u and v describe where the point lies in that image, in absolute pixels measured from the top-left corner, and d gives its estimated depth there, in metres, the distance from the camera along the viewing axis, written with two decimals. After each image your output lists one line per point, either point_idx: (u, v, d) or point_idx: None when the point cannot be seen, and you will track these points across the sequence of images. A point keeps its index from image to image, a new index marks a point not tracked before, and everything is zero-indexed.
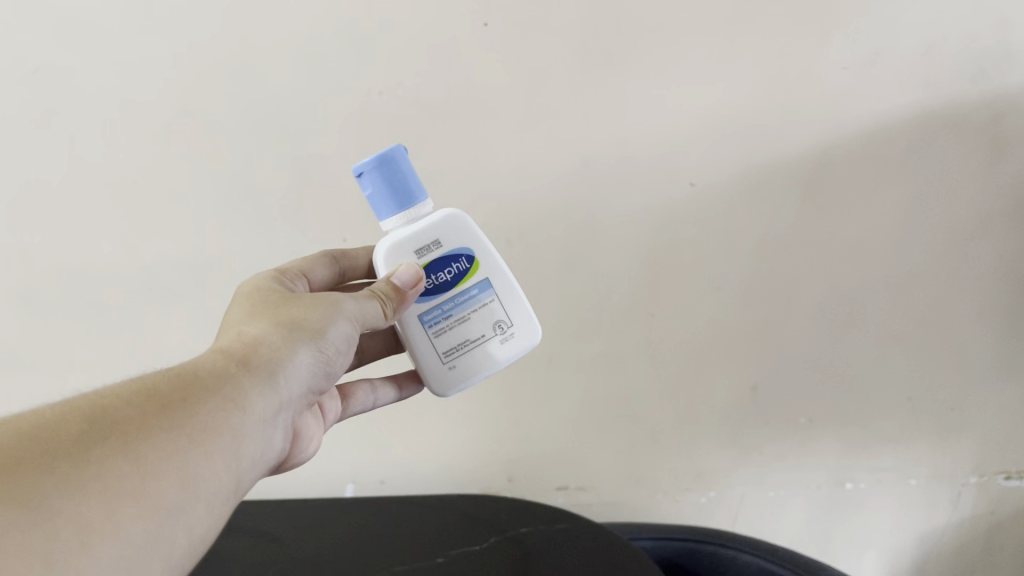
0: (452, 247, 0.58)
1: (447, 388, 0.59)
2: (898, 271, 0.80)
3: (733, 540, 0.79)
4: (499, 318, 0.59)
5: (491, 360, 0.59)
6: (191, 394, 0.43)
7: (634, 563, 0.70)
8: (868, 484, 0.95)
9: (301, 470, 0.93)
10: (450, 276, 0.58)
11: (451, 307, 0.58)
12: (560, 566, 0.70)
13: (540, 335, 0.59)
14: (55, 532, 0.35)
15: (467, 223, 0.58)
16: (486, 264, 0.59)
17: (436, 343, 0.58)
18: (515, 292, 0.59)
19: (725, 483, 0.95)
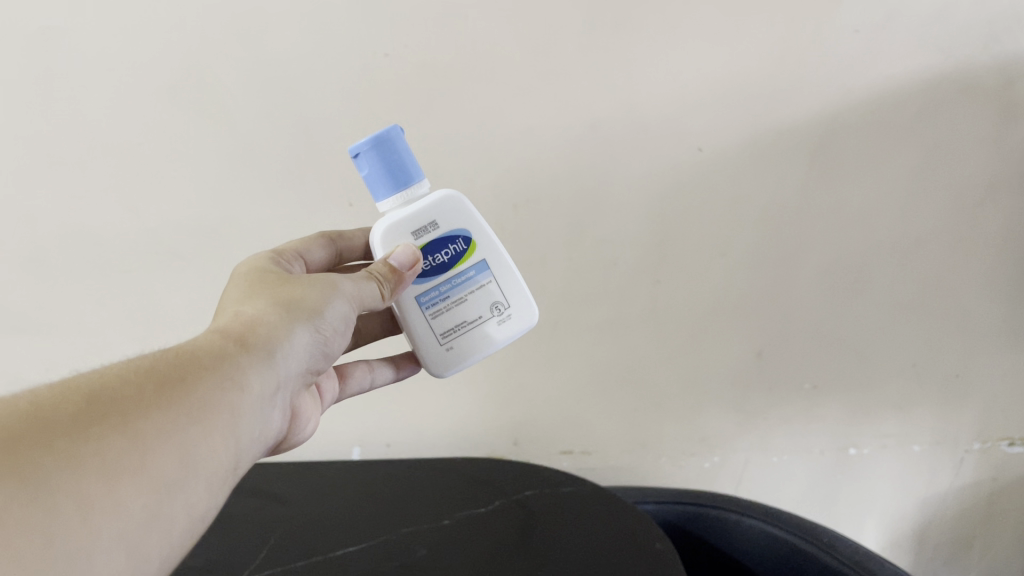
0: (449, 229, 0.57)
1: (445, 369, 0.59)
2: (905, 237, 0.79)
3: (737, 504, 0.80)
4: (496, 299, 0.59)
5: (490, 340, 0.59)
6: (188, 374, 0.42)
7: (638, 528, 0.70)
8: (871, 450, 0.96)
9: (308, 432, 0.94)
10: (448, 258, 0.58)
11: (448, 290, 0.58)
12: (565, 529, 0.71)
13: (537, 316, 0.60)
14: (57, 503, 0.33)
15: (464, 204, 0.58)
16: (484, 245, 0.58)
17: (433, 325, 0.59)
18: (513, 273, 0.59)
19: (728, 447, 0.96)
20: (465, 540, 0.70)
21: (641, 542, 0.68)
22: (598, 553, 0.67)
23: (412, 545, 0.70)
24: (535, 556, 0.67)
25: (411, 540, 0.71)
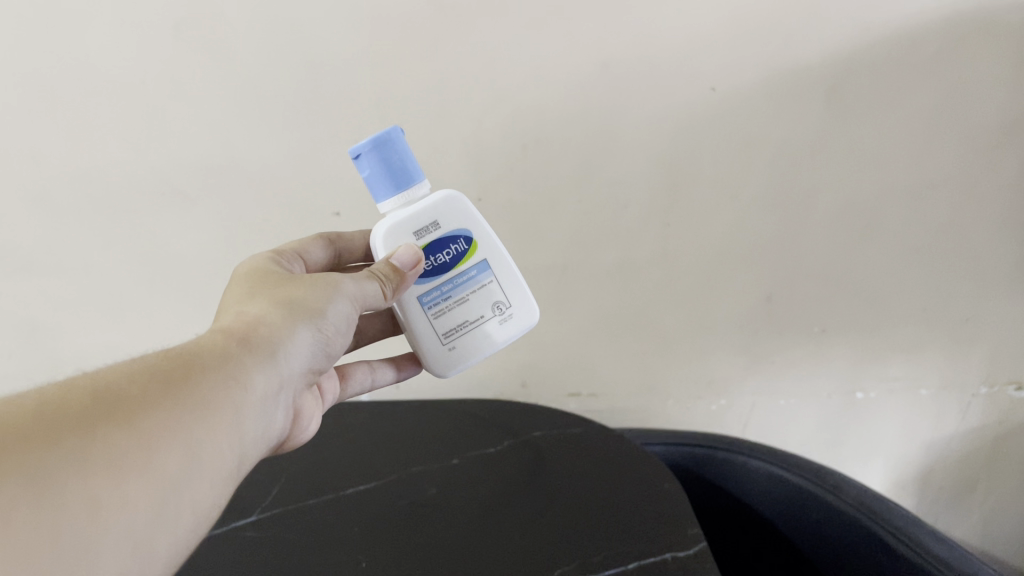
0: (450, 229, 0.57)
1: (446, 368, 0.59)
2: (919, 180, 0.78)
3: (743, 446, 0.80)
4: (498, 298, 0.58)
5: (490, 341, 0.59)
6: (192, 372, 0.41)
7: (645, 470, 0.71)
8: (878, 394, 0.96)
9: None
10: (448, 261, 0.57)
11: (449, 290, 0.57)
12: (573, 470, 0.71)
13: (538, 314, 0.59)
14: (62, 502, 0.32)
15: (465, 203, 0.57)
16: (484, 246, 0.58)
17: (434, 326, 0.58)
18: (514, 273, 0.59)
19: (735, 390, 0.96)
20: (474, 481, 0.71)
21: (648, 484, 0.68)
22: (605, 494, 0.67)
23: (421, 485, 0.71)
24: (542, 497, 0.67)
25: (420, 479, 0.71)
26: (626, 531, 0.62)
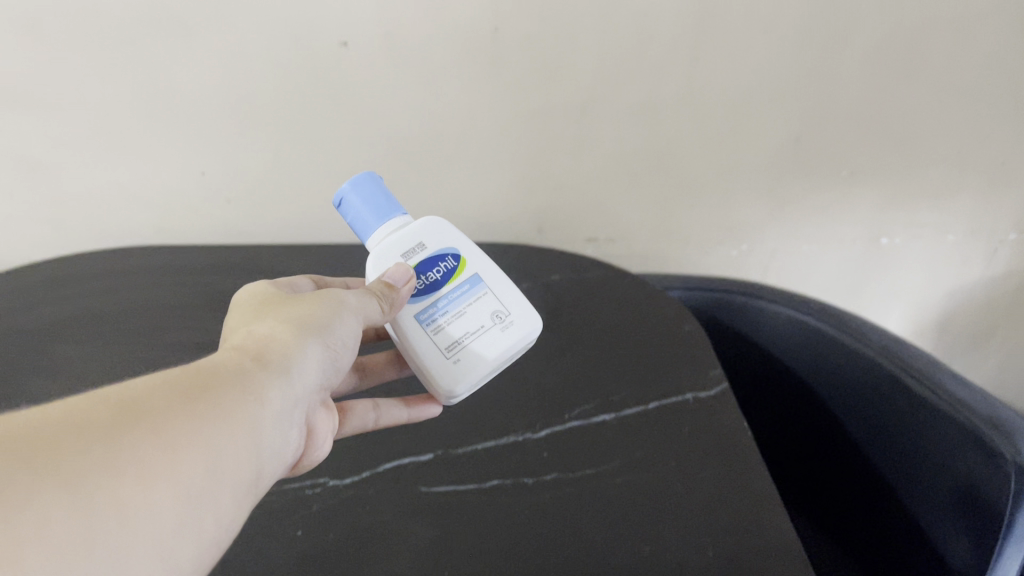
0: (436, 247, 0.49)
1: (456, 384, 0.46)
2: (970, 10, 0.72)
3: (764, 290, 0.78)
4: (495, 308, 0.49)
5: (502, 353, 0.48)
6: (214, 384, 0.34)
7: (666, 314, 0.69)
8: (903, 239, 0.94)
9: (329, 233, 0.87)
10: (438, 276, 0.49)
11: (445, 304, 0.48)
12: (590, 312, 0.70)
13: (543, 321, 0.49)
14: (93, 507, 0.27)
15: (447, 225, 0.51)
16: (474, 263, 0.50)
17: (433, 339, 0.47)
18: (509, 285, 0.50)
19: (758, 235, 0.94)
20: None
21: (670, 326, 0.67)
22: (624, 335, 0.66)
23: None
24: (561, 338, 0.66)
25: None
26: (646, 372, 0.61)
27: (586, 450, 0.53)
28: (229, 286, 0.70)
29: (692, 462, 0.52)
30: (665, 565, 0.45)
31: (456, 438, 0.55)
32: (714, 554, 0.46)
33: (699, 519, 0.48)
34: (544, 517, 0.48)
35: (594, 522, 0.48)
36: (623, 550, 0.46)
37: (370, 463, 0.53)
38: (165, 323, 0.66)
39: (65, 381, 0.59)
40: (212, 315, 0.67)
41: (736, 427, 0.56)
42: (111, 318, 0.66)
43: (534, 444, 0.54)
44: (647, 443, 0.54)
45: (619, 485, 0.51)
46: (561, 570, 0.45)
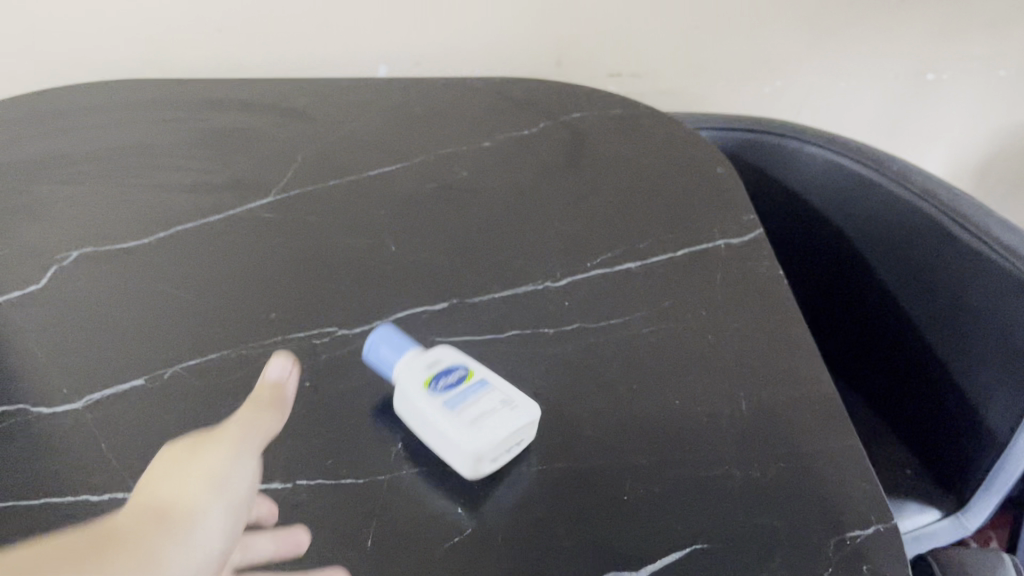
0: (447, 359, 0.43)
1: (480, 447, 0.38)
2: None
3: (799, 132, 0.72)
4: (501, 399, 0.40)
5: (528, 426, 0.40)
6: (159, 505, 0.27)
7: (696, 153, 0.63)
8: (950, 76, 0.88)
9: (322, 69, 0.78)
10: (445, 379, 0.41)
11: (455, 399, 0.40)
12: (613, 147, 0.64)
13: (540, 409, 0.40)
14: None
15: (459, 359, 0.43)
16: (484, 374, 0.42)
17: (445, 420, 0.39)
18: (519, 394, 0.41)
19: (794, 71, 0.86)
20: (505, 149, 0.63)
21: (701, 168, 0.62)
22: (651, 176, 0.61)
23: (451, 147, 0.63)
24: (582, 174, 0.61)
25: (449, 140, 0.64)
26: (673, 217, 0.57)
27: (611, 300, 0.50)
28: (225, 125, 0.65)
29: (725, 313, 0.49)
30: (695, 420, 0.43)
31: (470, 287, 0.51)
32: (747, 409, 0.43)
33: (731, 373, 0.45)
34: (567, 369, 0.45)
35: (619, 375, 0.45)
36: (652, 404, 0.44)
37: (381, 312, 0.49)
38: (157, 163, 0.61)
39: (52, 225, 0.55)
40: (208, 155, 0.62)
41: (772, 275, 0.52)
42: (98, 157, 0.61)
43: (556, 294, 0.50)
44: (677, 293, 0.50)
45: (646, 337, 0.47)
46: (586, 425, 0.42)
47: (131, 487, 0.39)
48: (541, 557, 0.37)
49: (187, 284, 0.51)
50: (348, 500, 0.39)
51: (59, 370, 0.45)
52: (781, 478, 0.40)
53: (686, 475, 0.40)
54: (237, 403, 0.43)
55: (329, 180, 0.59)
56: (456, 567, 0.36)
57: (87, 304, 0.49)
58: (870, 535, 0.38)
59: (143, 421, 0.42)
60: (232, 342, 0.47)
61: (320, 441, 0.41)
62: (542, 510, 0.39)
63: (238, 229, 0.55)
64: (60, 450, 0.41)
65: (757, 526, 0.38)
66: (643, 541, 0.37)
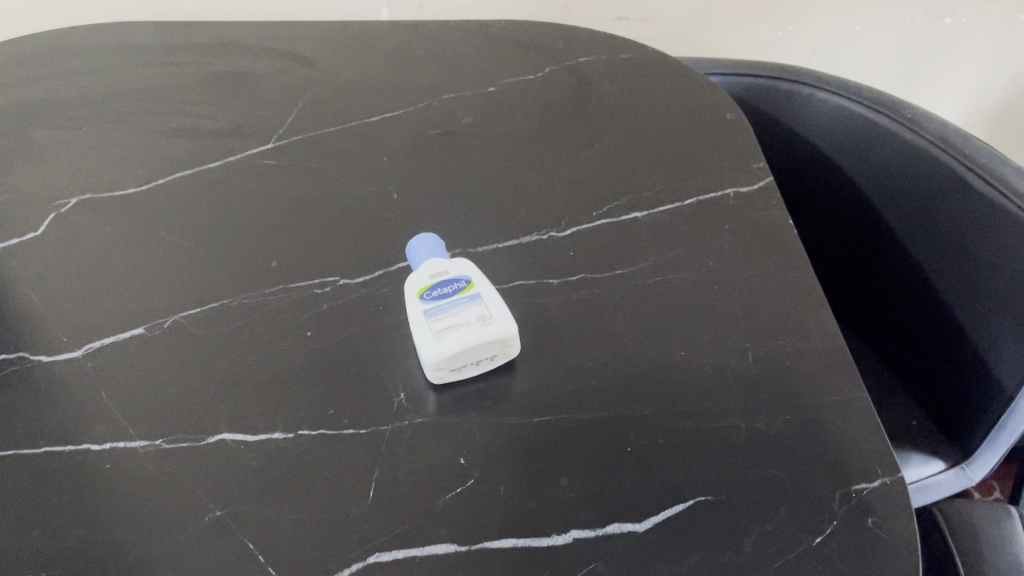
0: (455, 273, 0.44)
1: (435, 355, 0.40)
2: None
3: (811, 78, 0.70)
4: (481, 314, 0.41)
5: (497, 343, 0.40)
6: None
7: (706, 98, 0.62)
8: (970, 22, 0.85)
9: (324, 12, 0.76)
10: (442, 291, 0.43)
11: (440, 309, 0.42)
12: (620, 92, 0.62)
13: (511, 329, 0.41)
14: None
15: (471, 272, 0.44)
16: (482, 289, 0.43)
17: (422, 325, 0.41)
18: (505, 313, 0.42)
19: (808, 14, 0.84)
20: (509, 94, 0.62)
21: (710, 114, 0.60)
22: (659, 122, 0.59)
23: (454, 92, 0.61)
24: (588, 120, 0.59)
25: (452, 85, 0.62)
26: (681, 164, 0.55)
27: (617, 250, 0.49)
28: (223, 69, 0.63)
29: (732, 263, 0.48)
30: (700, 372, 0.42)
31: (473, 236, 0.50)
32: (753, 360, 0.43)
33: (737, 324, 0.45)
34: (571, 320, 0.45)
35: (624, 325, 0.44)
36: (657, 355, 0.43)
37: (382, 262, 0.48)
38: (155, 108, 0.60)
39: (50, 171, 0.54)
40: (205, 100, 0.60)
41: (781, 224, 0.51)
42: (94, 101, 0.60)
43: (560, 243, 0.49)
44: (683, 243, 0.49)
45: (651, 288, 0.46)
46: (590, 376, 0.42)
47: (133, 436, 0.39)
48: (544, 508, 0.37)
49: (187, 232, 0.50)
50: (350, 450, 0.39)
51: (59, 319, 0.44)
52: (787, 430, 0.40)
53: (690, 426, 0.40)
54: (238, 353, 0.43)
55: (330, 126, 0.58)
56: (459, 518, 0.36)
57: (86, 252, 0.49)
58: (875, 488, 0.37)
59: (144, 370, 0.42)
60: (233, 291, 0.46)
61: (320, 392, 0.41)
62: (546, 461, 0.38)
63: (238, 177, 0.54)
64: (62, 399, 0.40)
65: (762, 479, 0.38)
66: (646, 494, 0.37)
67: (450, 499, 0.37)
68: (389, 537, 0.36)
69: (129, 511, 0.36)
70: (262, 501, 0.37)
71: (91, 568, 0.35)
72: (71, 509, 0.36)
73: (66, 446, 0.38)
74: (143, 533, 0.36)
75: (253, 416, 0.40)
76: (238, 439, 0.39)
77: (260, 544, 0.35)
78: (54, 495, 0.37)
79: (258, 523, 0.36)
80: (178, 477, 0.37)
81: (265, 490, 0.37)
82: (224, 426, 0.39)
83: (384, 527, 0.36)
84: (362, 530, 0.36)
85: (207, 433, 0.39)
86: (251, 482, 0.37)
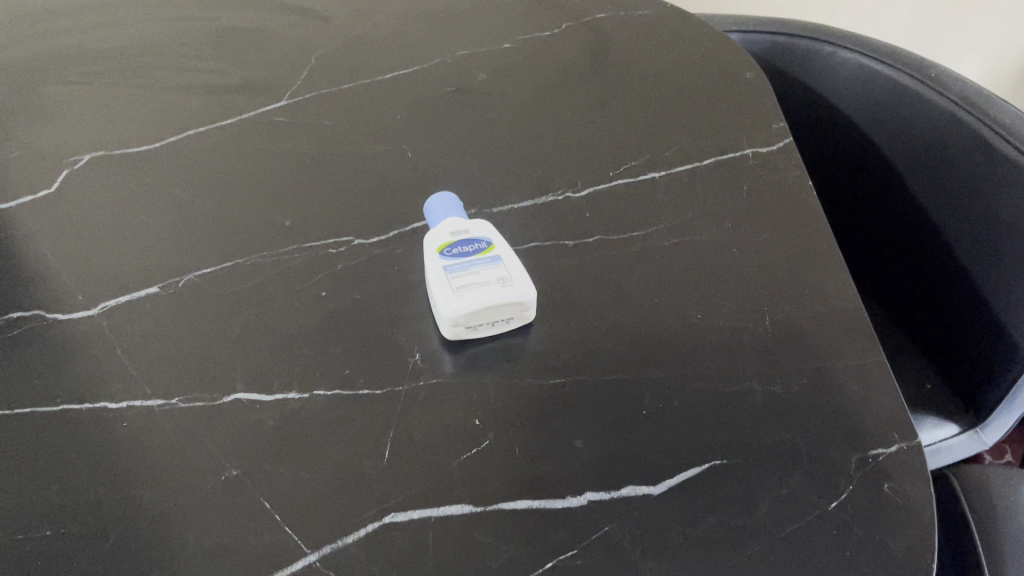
0: (475, 231, 0.44)
1: (454, 311, 0.40)
2: None
3: (834, 35, 0.69)
4: (502, 276, 0.41)
5: (517, 305, 0.40)
6: None
7: (725, 54, 0.60)
8: None
9: None
10: (462, 249, 0.43)
11: (460, 266, 0.42)
12: (638, 49, 0.61)
13: (533, 292, 0.41)
14: None
15: (491, 233, 0.44)
16: (503, 252, 0.43)
17: (441, 281, 0.41)
18: (525, 276, 0.42)
19: None
20: (525, 51, 0.60)
21: (729, 72, 0.59)
22: (677, 80, 0.58)
23: (468, 49, 0.60)
24: (605, 79, 0.58)
25: (467, 42, 0.61)
26: (699, 123, 0.54)
27: (634, 211, 0.48)
28: (235, 24, 0.62)
29: (751, 225, 0.47)
30: (717, 334, 0.42)
31: (489, 197, 0.50)
32: (771, 323, 0.42)
33: (755, 287, 0.44)
34: (587, 282, 0.44)
35: (640, 288, 0.44)
36: (673, 317, 0.43)
37: (397, 221, 0.48)
38: (166, 63, 0.59)
39: (61, 127, 0.53)
40: (217, 55, 0.59)
41: (801, 184, 0.50)
42: (105, 55, 0.59)
43: (576, 205, 0.49)
44: (701, 204, 0.49)
45: (668, 250, 0.46)
46: (606, 338, 0.42)
47: (149, 395, 0.39)
48: (559, 470, 0.37)
49: (200, 190, 0.50)
50: (365, 410, 0.39)
51: (75, 277, 0.44)
52: (804, 393, 0.39)
53: (706, 389, 0.40)
54: (253, 313, 0.43)
55: (343, 83, 0.57)
56: (474, 479, 0.36)
57: (100, 210, 0.48)
58: (892, 453, 0.37)
59: (159, 328, 0.42)
60: (247, 249, 0.46)
61: (335, 353, 0.41)
62: (561, 423, 0.38)
63: (250, 134, 0.53)
64: (79, 357, 0.40)
65: (778, 443, 0.38)
66: (662, 457, 0.37)
67: (466, 460, 0.37)
68: (405, 498, 0.36)
69: (147, 469, 0.36)
70: (279, 460, 0.37)
71: (111, 525, 0.35)
72: (89, 468, 0.36)
73: (83, 404, 0.39)
74: (161, 491, 0.36)
75: (268, 376, 0.40)
76: (254, 399, 0.39)
77: (277, 502, 0.35)
78: (73, 453, 0.37)
79: (275, 482, 0.36)
80: (195, 436, 0.37)
81: (282, 450, 0.37)
82: (240, 386, 0.39)
83: (400, 488, 0.36)
84: (378, 490, 0.36)
85: (223, 392, 0.39)
86: (266, 442, 0.37)
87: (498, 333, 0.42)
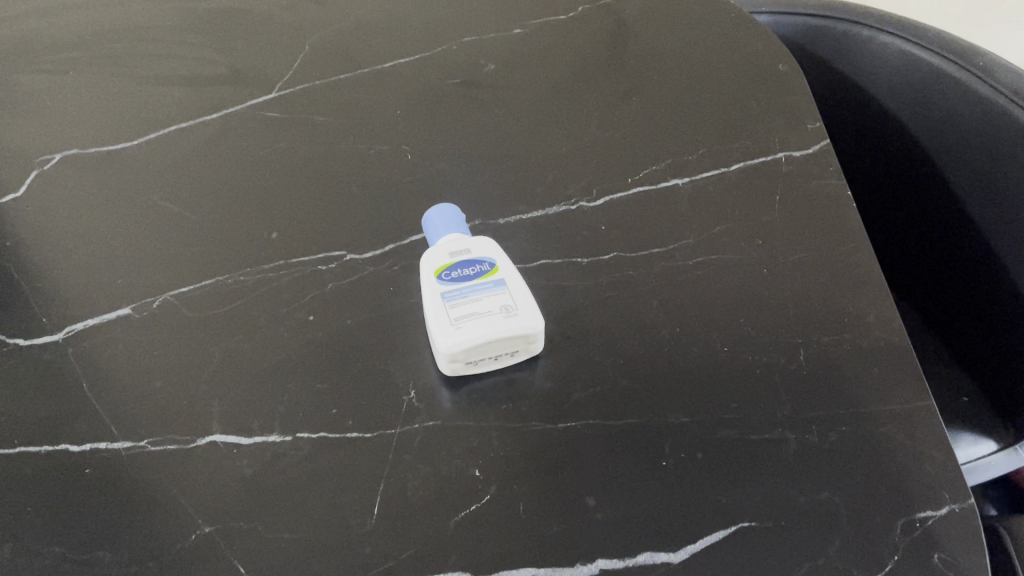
0: (478, 250, 0.40)
1: (453, 345, 0.36)
2: None
3: (873, 18, 0.63)
4: (506, 303, 0.37)
5: (522, 337, 0.36)
6: None
7: (757, 42, 0.55)
8: None
9: None
10: (462, 273, 0.38)
11: (460, 292, 0.37)
12: (662, 36, 0.56)
13: (540, 322, 0.36)
14: None
15: (495, 253, 0.40)
16: (508, 274, 0.39)
17: (440, 309, 0.37)
18: (532, 302, 0.37)
19: None
20: (537, 39, 0.55)
21: (762, 62, 0.54)
22: (705, 72, 0.53)
23: (477, 35, 0.55)
24: (625, 70, 0.53)
25: (475, 27, 0.56)
26: (728, 122, 0.49)
27: (655, 224, 0.44)
28: (226, 5, 0.57)
29: (784, 243, 0.43)
30: (746, 373, 0.38)
31: (495, 206, 0.45)
32: (806, 359, 0.38)
33: (788, 315, 0.40)
34: (601, 308, 0.40)
35: (660, 316, 0.40)
36: (696, 350, 0.38)
37: (393, 233, 0.44)
38: (150, 49, 0.54)
39: (33, 122, 0.49)
40: (204, 40, 0.55)
41: (840, 193, 0.45)
42: (85, 39, 0.55)
43: (591, 217, 0.44)
44: (729, 216, 0.44)
45: (692, 271, 0.42)
46: (621, 375, 0.38)
47: (115, 436, 0.35)
48: (567, 533, 0.33)
49: (180, 196, 0.45)
50: (353, 457, 0.35)
51: (42, 294, 0.41)
52: (843, 444, 0.35)
53: (733, 438, 0.35)
54: (233, 339, 0.39)
55: (338, 74, 0.52)
56: (472, 543, 0.33)
57: (71, 217, 0.44)
58: (941, 516, 0.33)
59: (129, 357, 0.38)
60: (229, 264, 0.42)
61: (323, 387, 0.37)
62: (570, 476, 0.34)
63: (237, 131, 0.49)
64: (40, 391, 0.37)
65: (813, 502, 0.34)
66: (682, 518, 0.33)
67: (463, 519, 0.33)
68: (394, 564, 0.32)
69: (112, 526, 0.33)
70: (257, 516, 0.33)
71: None
72: (49, 523, 0.33)
73: (43, 446, 0.35)
74: (126, 553, 0.32)
75: (247, 415, 0.36)
76: (231, 442, 0.35)
77: (253, 567, 0.32)
78: (30, 506, 0.33)
79: (251, 542, 0.32)
80: (165, 486, 0.34)
81: (259, 504, 0.33)
82: (216, 425, 0.36)
83: (390, 552, 0.32)
84: (366, 553, 0.32)
85: (197, 434, 0.35)
86: (243, 493, 0.34)
87: (502, 367, 0.38)
